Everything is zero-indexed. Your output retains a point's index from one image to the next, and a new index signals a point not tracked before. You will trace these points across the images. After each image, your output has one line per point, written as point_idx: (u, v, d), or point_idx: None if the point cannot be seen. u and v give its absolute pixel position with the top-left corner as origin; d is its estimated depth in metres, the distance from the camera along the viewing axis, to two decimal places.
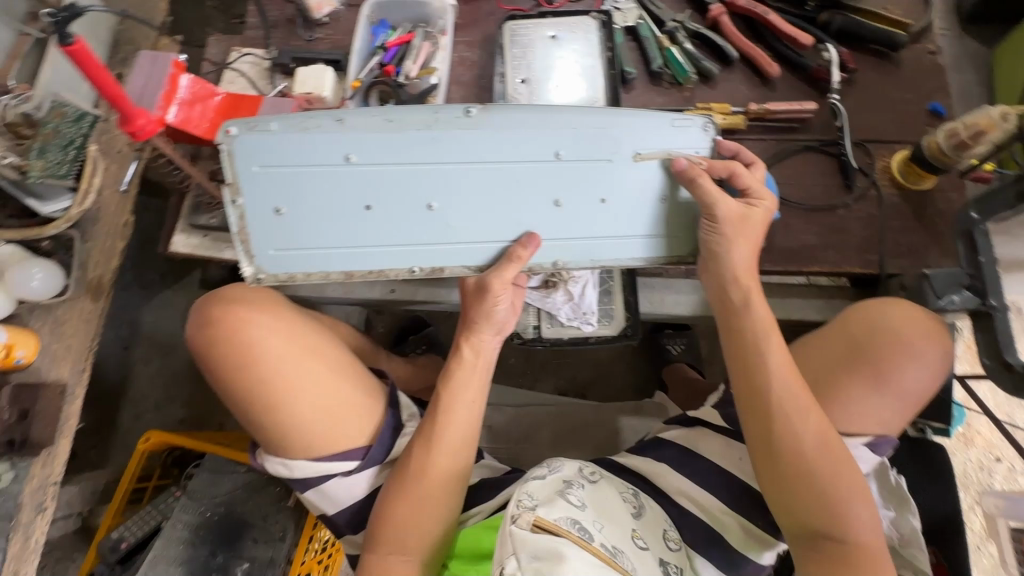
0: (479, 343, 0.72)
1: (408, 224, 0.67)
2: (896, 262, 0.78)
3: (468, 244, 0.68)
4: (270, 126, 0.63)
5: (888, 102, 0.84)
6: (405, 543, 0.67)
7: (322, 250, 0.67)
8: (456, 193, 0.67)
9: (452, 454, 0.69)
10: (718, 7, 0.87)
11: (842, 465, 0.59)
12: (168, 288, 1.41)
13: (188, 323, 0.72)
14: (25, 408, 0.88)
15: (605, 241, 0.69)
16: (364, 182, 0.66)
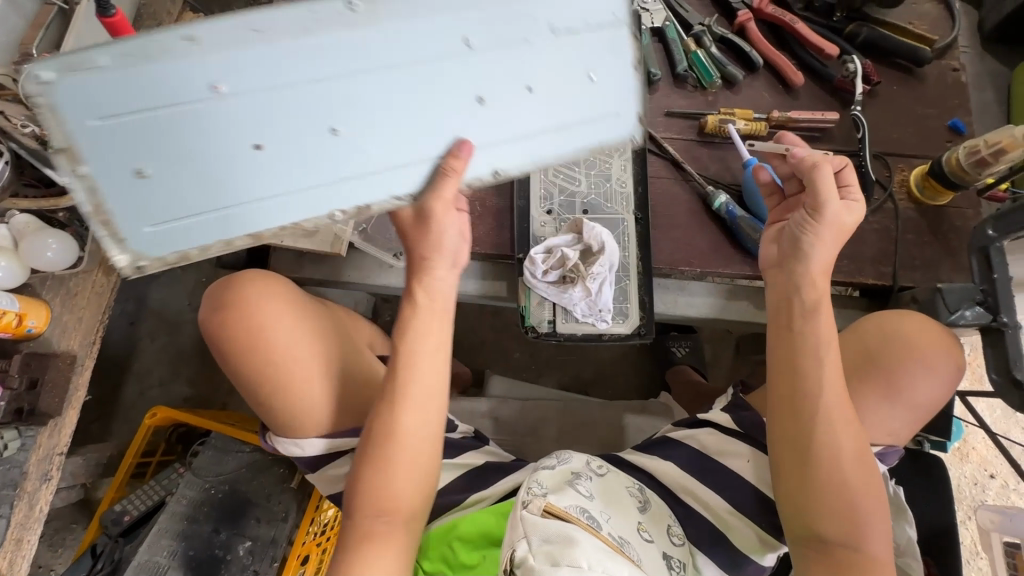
0: (430, 283, 0.67)
1: (314, 157, 0.54)
2: (909, 275, 0.79)
3: (392, 165, 0.56)
4: (95, 62, 0.47)
5: (909, 116, 0.85)
6: (381, 507, 0.63)
7: (207, 215, 0.53)
8: (366, 111, 0.54)
9: (420, 415, 0.65)
10: (745, 13, 0.87)
11: (869, 476, 0.61)
12: (176, 266, 1.41)
13: (202, 306, 0.72)
14: (35, 377, 0.88)
15: (539, 135, 0.60)
16: (247, 114, 0.51)
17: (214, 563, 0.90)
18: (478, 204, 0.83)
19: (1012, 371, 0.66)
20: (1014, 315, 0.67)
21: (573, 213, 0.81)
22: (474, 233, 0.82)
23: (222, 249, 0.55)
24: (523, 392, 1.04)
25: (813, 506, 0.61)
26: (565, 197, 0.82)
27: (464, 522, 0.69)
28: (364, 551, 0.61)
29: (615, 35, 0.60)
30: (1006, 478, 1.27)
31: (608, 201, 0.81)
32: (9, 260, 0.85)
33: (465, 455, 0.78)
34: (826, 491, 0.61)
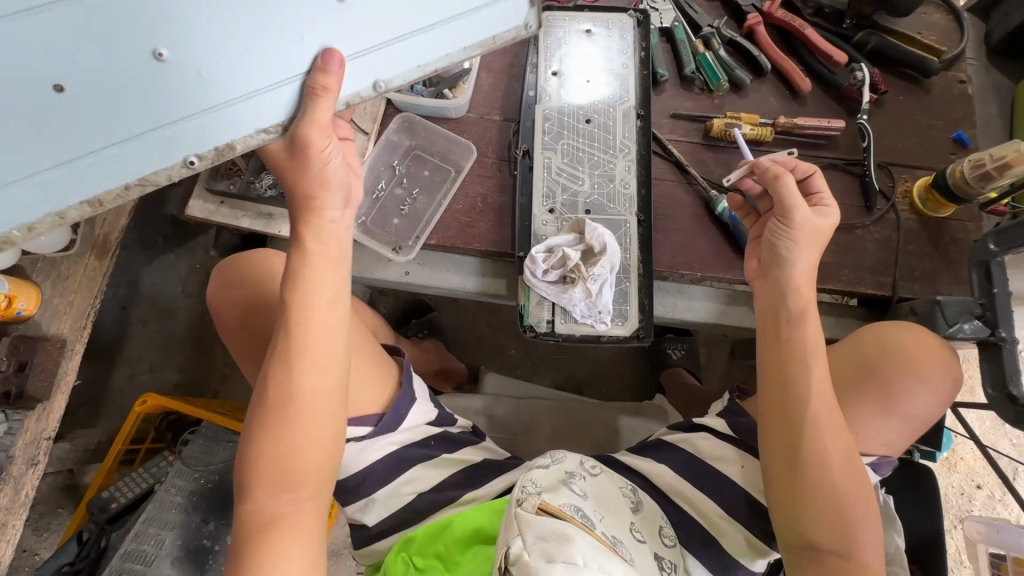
0: (319, 224, 0.60)
1: (148, 91, 0.49)
2: (908, 287, 0.79)
3: (245, 94, 0.51)
4: None
5: (914, 127, 0.85)
6: (288, 477, 0.56)
7: (38, 178, 0.50)
8: (196, 23, 0.47)
9: (321, 371, 0.58)
10: (755, 16, 0.86)
11: (858, 483, 0.61)
12: (170, 252, 1.39)
13: (212, 281, 0.74)
14: (24, 360, 0.88)
15: (419, 36, 0.55)
16: (50, 51, 0.45)
17: (202, 554, 0.89)
18: (479, 200, 0.83)
19: (1009, 387, 0.66)
20: (1013, 330, 0.68)
21: (576, 213, 0.80)
22: (475, 229, 0.82)
23: (52, 222, 0.53)
24: (518, 390, 1.04)
25: (804, 512, 0.61)
26: (567, 196, 0.81)
27: (459, 518, 0.68)
28: (274, 534, 0.54)
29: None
30: (992, 489, 1.29)
31: (611, 203, 0.80)
32: None
33: (463, 451, 0.77)
34: (815, 498, 0.61)
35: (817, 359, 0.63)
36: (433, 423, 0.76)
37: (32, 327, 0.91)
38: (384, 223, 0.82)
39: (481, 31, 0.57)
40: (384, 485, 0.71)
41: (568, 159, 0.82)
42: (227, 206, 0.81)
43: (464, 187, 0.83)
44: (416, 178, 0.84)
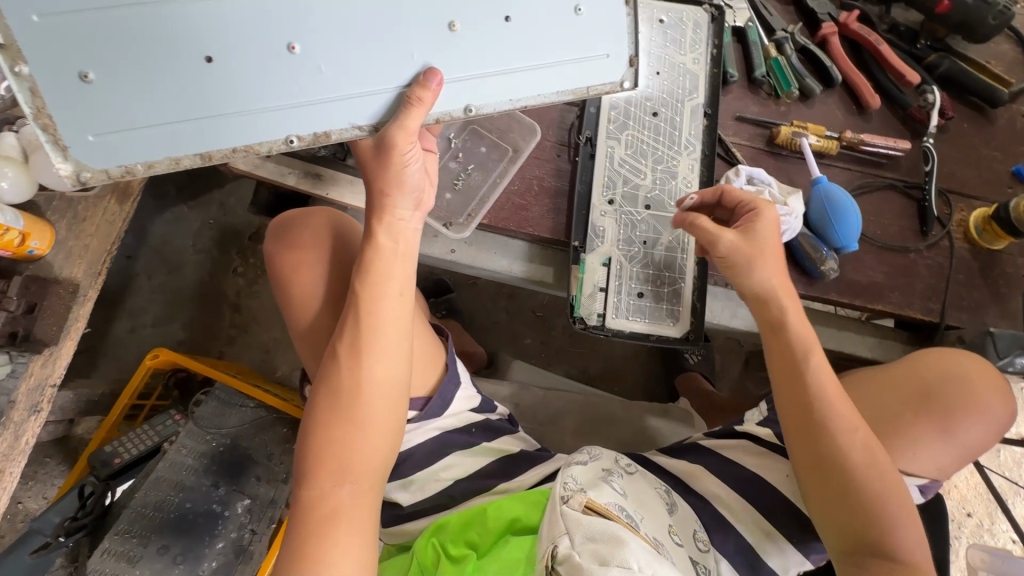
0: (391, 219, 0.61)
1: (277, 75, 0.56)
2: (957, 315, 0.79)
3: (345, 95, 0.57)
4: None
5: (976, 156, 0.85)
6: (348, 468, 0.56)
7: (164, 127, 0.55)
8: (327, 34, 0.55)
9: (390, 362, 0.60)
10: (830, 26, 0.85)
11: (888, 485, 0.60)
12: (183, 204, 1.35)
13: (270, 240, 0.70)
14: (34, 302, 0.84)
15: (521, 74, 0.61)
16: (210, 26, 0.53)
17: (211, 518, 0.87)
18: (534, 183, 0.80)
19: None
20: None
21: (636, 207, 0.78)
22: (528, 212, 0.79)
23: (167, 167, 0.56)
24: (544, 380, 1.02)
25: (848, 517, 0.60)
26: (628, 189, 0.78)
27: (493, 508, 0.66)
28: (331, 530, 0.54)
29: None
30: (981, 517, 1.31)
31: (672, 199, 0.78)
32: (16, 170, 0.83)
33: (501, 440, 0.75)
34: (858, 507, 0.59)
35: (813, 348, 0.65)
36: (475, 411, 0.75)
37: (42, 268, 0.88)
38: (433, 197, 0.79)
39: (577, 79, 0.62)
40: (422, 468, 0.70)
41: (632, 150, 0.79)
42: (272, 161, 0.77)
43: (522, 169, 0.80)
44: (469, 153, 0.81)
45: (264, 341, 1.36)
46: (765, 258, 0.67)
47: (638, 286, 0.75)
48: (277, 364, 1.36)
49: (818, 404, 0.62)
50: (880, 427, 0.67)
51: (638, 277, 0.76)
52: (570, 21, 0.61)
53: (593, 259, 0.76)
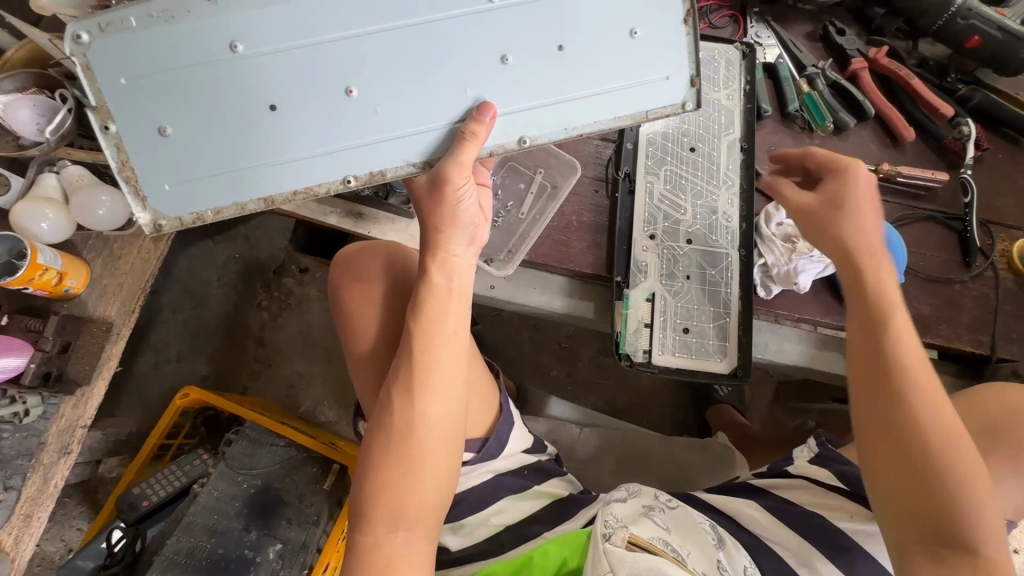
0: (445, 254, 0.60)
1: (335, 119, 0.57)
2: (1007, 347, 0.78)
3: (401, 134, 0.58)
4: (127, 22, 0.52)
5: (1015, 186, 0.84)
6: (400, 515, 0.55)
7: (232, 172, 0.58)
8: (383, 75, 0.57)
9: (443, 402, 0.58)
10: (859, 61, 0.87)
11: (960, 451, 0.54)
12: (210, 239, 1.36)
13: (333, 271, 0.73)
14: (68, 341, 0.86)
15: (576, 104, 0.61)
16: (274, 77, 0.55)
17: (243, 564, 0.84)
18: (576, 217, 0.81)
19: None
20: None
21: (677, 242, 0.77)
22: (569, 248, 0.79)
23: (234, 213, 0.59)
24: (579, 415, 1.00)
25: (913, 488, 0.54)
26: (669, 224, 0.78)
27: (539, 556, 0.63)
28: None
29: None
30: None
31: (713, 233, 0.78)
32: (57, 211, 0.85)
33: (550, 483, 0.75)
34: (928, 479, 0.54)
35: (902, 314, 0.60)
36: (529, 451, 0.76)
37: (78, 306, 0.90)
38: None
39: (631, 104, 0.62)
40: (475, 512, 0.70)
41: (671, 186, 0.79)
42: (315, 200, 0.78)
43: (561, 207, 0.81)
44: (509, 190, 0.82)
45: (288, 376, 1.35)
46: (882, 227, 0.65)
47: (683, 321, 0.74)
48: (300, 400, 1.34)
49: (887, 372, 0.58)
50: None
51: (683, 313, 0.75)
52: (626, 45, 0.60)
53: (637, 294, 0.75)
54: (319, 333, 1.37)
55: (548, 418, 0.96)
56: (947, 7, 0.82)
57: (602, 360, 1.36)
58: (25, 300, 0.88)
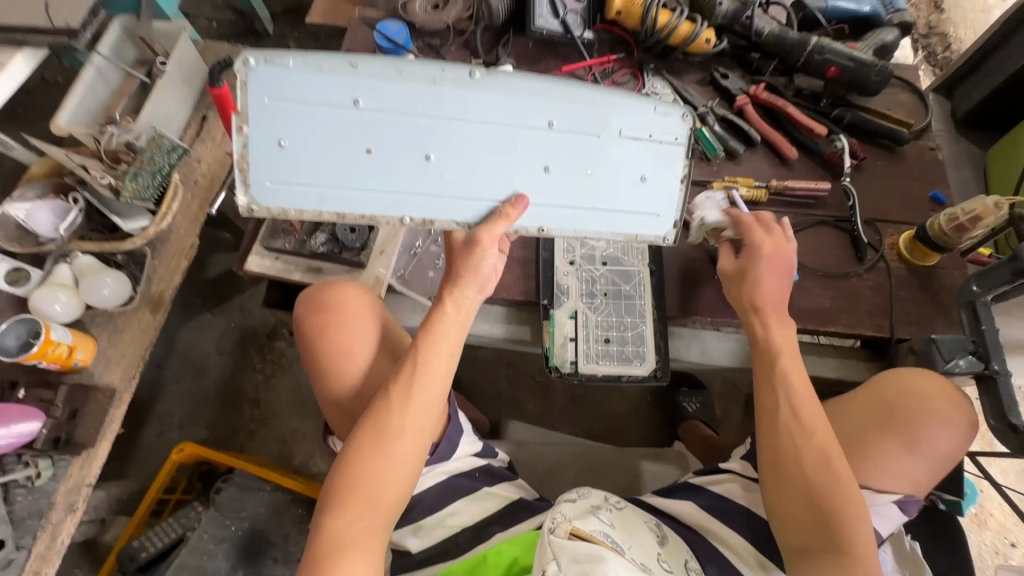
0: (458, 295, 0.73)
1: (410, 176, 0.72)
2: (905, 328, 0.85)
3: (455, 198, 0.73)
4: (287, 62, 0.67)
5: (896, 187, 0.95)
6: (371, 502, 0.64)
7: (320, 188, 0.71)
8: (458, 153, 0.72)
9: (428, 408, 0.69)
10: (743, 98, 1.00)
11: (846, 483, 0.64)
12: (208, 311, 1.50)
13: (296, 303, 0.82)
14: (75, 408, 1.00)
15: (595, 211, 0.76)
16: (376, 131, 0.70)
17: None
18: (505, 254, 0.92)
19: (1008, 416, 0.69)
20: (1003, 362, 0.72)
21: (594, 265, 0.88)
22: (502, 280, 0.88)
23: (314, 217, 0.72)
24: (541, 436, 1.07)
25: (798, 510, 0.65)
26: (586, 251, 0.89)
27: (493, 555, 0.70)
28: (345, 552, 0.61)
29: (675, 152, 0.76)
30: None
31: (625, 254, 0.89)
32: (69, 295, 1.02)
33: (500, 486, 0.80)
34: (812, 494, 0.64)
35: (787, 351, 0.73)
36: (478, 454, 0.82)
37: (86, 377, 1.03)
38: (416, 275, 0.92)
39: (627, 227, 0.78)
40: (432, 512, 0.76)
41: None
42: (281, 260, 0.90)
43: None
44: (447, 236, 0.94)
45: (283, 433, 1.43)
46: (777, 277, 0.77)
47: (603, 333, 0.84)
48: (295, 454, 1.42)
49: (780, 403, 0.70)
50: (851, 446, 0.74)
51: (603, 325, 0.85)
52: (635, 186, 0.76)
53: (561, 314, 0.85)
54: (310, 389, 1.47)
55: (510, 441, 1.02)
56: (804, 47, 0.98)
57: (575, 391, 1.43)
58: (39, 374, 1.00)
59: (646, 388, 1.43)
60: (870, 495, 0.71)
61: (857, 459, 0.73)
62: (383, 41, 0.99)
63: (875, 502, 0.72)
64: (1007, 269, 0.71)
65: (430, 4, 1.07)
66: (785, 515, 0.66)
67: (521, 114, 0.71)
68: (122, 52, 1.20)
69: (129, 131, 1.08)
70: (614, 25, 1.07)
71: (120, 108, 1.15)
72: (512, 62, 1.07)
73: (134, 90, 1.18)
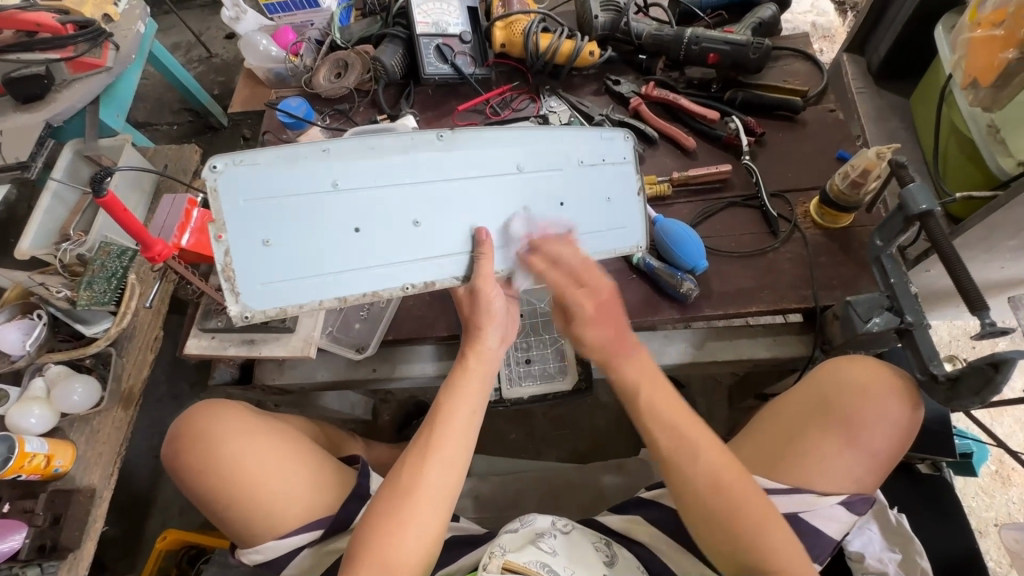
0: (482, 348, 0.74)
1: (403, 243, 0.73)
2: (829, 294, 0.85)
3: (446, 256, 0.74)
4: (256, 160, 0.68)
5: (800, 156, 0.95)
6: (387, 571, 0.62)
7: (319, 276, 0.71)
8: (442, 211, 0.74)
9: (443, 469, 0.67)
10: (635, 99, 1.01)
11: (736, 500, 0.62)
12: (196, 396, 1.52)
13: (165, 438, 0.83)
14: (58, 513, 1.02)
15: (575, 238, 0.79)
16: (358, 209, 0.71)
17: None
18: (427, 294, 0.97)
19: (928, 367, 0.67)
20: (917, 312, 0.69)
21: None
22: (426, 319, 0.96)
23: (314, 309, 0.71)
24: (508, 466, 1.06)
25: (716, 537, 0.63)
26: None
27: None
28: None
29: (626, 170, 0.83)
30: None
31: None
32: (42, 407, 1.05)
33: None
34: (709, 510, 0.63)
35: (645, 383, 0.69)
36: None
37: (68, 481, 1.07)
38: (345, 329, 0.93)
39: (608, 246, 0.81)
40: None
41: None
42: (217, 338, 0.93)
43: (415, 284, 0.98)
44: None
45: None
46: (604, 319, 0.73)
47: (524, 354, 0.88)
48: None
49: (667, 445, 0.66)
50: (787, 447, 0.71)
51: (522, 347, 0.89)
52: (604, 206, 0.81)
53: None
54: None
55: (473, 476, 1.02)
56: (681, 41, 1.00)
57: (556, 412, 1.41)
58: (23, 485, 1.04)
59: None
60: (816, 500, 0.67)
61: (794, 463, 0.69)
62: (285, 117, 1.06)
63: (816, 507, 0.67)
64: (898, 217, 0.70)
65: (332, 74, 1.14)
66: (693, 515, 0.64)
67: (497, 167, 0.75)
68: (75, 172, 1.24)
69: (82, 245, 1.14)
70: (506, 58, 1.14)
71: (71, 225, 1.19)
72: (415, 111, 1.11)
73: (87, 207, 1.22)
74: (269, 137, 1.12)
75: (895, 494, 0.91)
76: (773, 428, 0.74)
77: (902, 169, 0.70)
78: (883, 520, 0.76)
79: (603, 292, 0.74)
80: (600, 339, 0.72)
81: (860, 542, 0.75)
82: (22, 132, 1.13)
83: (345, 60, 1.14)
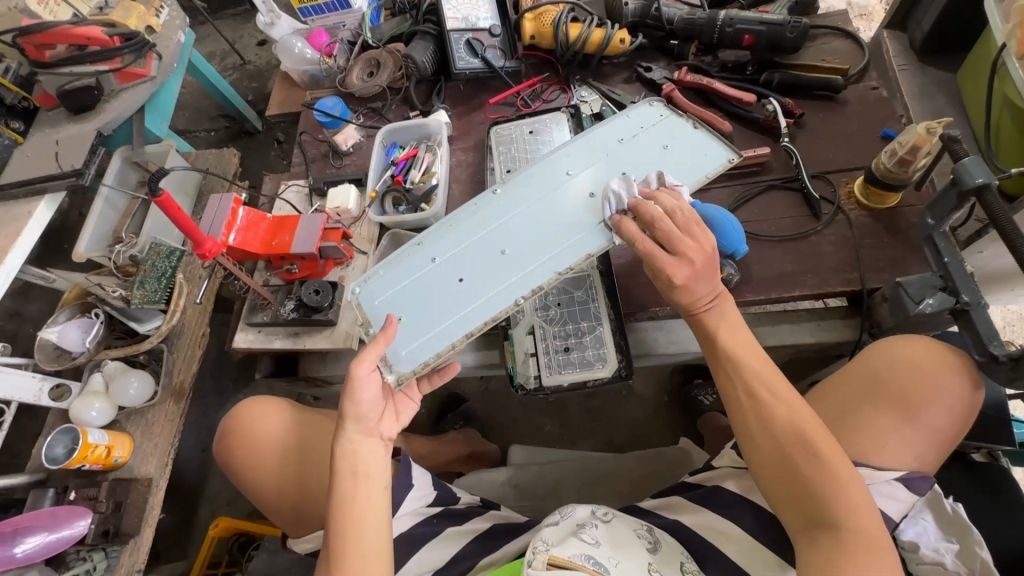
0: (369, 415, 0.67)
1: (501, 271, 0.75)
2: (876, 277, 0.82)
3: (540, 263, 0.75)
4: (376, 274, 0.80)
5: (841, 137, 0.93)
6: None
7: (451, 320, 0.74)
8: (523, 238, 0.77)
9: (364, 520, 0.63)
10: (668, 85, 0.98)
11: (818, 445, 0.61)
12: (240, 391, 1.58)
13: (217, 434, 0.86)
14: (119, 500, 1.07)
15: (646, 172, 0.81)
16: (460, 263, 0.77)
17: None
18: None
19: (987, 347, 0.65)
20: (973, 292, 0.67)
21: None
22: None
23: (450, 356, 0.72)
24: (546, 456, 1.07)
25: (786, 488, 0.62)
26: None
27: None
28: None
29: (667, 123, 0.85)
30: None
31: None
32: (102, 401, 1.09)
33: (471, 521, 0.83)
34: (790, 458, 0.62)
35: (724, 328, 0.70)
36: (431, 505, 0.83)
37: (126, 470, 1.11)
38: None
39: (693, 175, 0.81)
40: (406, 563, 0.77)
41: None
42: (263, 332, 0.96)
43: None
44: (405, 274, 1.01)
45: None
46: (708, 274, 0.69)
47: (562, 343, 0.89)
48: None
49: (746, 402, 0.66)
50: (839, 424, 0.70)
51: (559, 336, 0.90)
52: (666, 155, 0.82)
53: (519, 332, 0.91)
54: None
55: (511, 466, 1.03)
56: (714, 23, 0.98)
57: (591, 404, 1.41)
58: (86, 475, 1.10)
59: (662, 389, 1.38)
60: (872, 475, 0.65)
61: (848, 438, 0.68)
62: (322, 117, 1.11)
63: (874, 481, 0.65)
64: (951, 193, 0.67)
65: (365, 72, 1.17)
66: (767, 467, 0.63)
67: (545, 176, 0.81)
68: (124, 178, 1.30)
69: (133, 246, 1.20)
70: (535, 49, 1.14)
71: (123, 227, 1.24)
72: (447, 106, 1.12)
73: (136, 210, 1.27)
74: (307, 137, 1.15)
75: (949, 483, 0.88)
76: (823, 408, 0.73)
77: (955, 143, 0.67)
78: (938, 509, 0.73)
79: (700, 259, 0.69)
80: (700, 296, 0.70)
81: (913, 531, 0.73)
82: (76, 140, 1.17)
83: (377, 59, 1.16)
